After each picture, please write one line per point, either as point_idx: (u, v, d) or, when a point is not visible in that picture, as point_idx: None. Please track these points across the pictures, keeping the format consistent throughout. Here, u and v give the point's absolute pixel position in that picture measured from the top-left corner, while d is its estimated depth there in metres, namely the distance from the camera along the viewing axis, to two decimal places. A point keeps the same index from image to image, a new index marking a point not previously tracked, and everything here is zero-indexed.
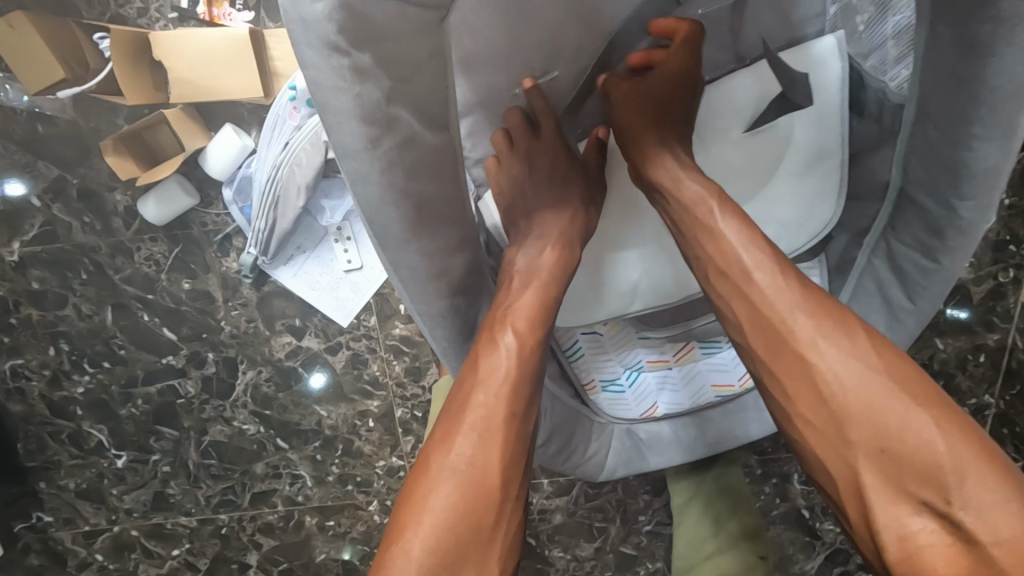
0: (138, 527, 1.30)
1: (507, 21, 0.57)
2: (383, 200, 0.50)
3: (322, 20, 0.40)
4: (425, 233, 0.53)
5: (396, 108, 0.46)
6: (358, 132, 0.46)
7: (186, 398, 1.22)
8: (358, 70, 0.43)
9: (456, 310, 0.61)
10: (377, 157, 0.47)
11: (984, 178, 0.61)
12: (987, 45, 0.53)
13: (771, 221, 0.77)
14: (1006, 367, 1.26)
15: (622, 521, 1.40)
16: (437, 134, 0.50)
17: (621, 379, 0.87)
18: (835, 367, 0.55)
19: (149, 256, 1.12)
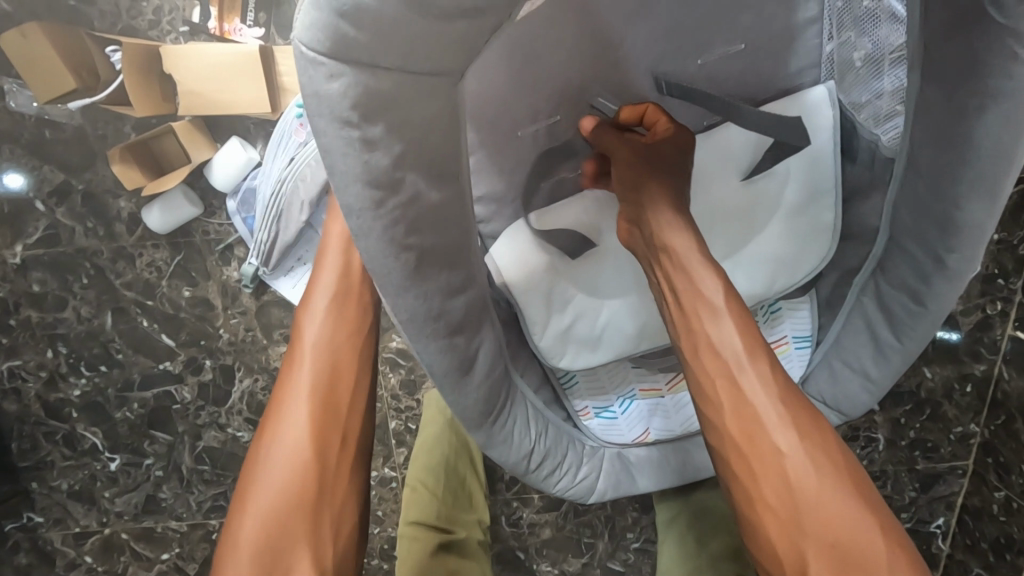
0: (128, 530, 1.31)
1: (512, 66, 0.67)
2: (380, 252, 0.51)
3: (336, 97, 0.44)
4: (424, 279, 0.54)
5: (403, 171, 0.48)
6: (363, 195, 0.48)
7: (182, 403, 1.23)
8: (368, 142, 0.46)
9: (454, 349, 0.60)
10: (380, 219, 0.49)
11: (971, 233, 0.65)
12: (975, 114, 0.59)
13: (766, 259, 0.78)
14: (991, 397, 1.28)
15: (610, 537, 1.41)
16: (453, 177, 0.52)
17: (613, 406, 0.89)
18: (803, 467, 0.60)
19: (150, 263, 1.13)
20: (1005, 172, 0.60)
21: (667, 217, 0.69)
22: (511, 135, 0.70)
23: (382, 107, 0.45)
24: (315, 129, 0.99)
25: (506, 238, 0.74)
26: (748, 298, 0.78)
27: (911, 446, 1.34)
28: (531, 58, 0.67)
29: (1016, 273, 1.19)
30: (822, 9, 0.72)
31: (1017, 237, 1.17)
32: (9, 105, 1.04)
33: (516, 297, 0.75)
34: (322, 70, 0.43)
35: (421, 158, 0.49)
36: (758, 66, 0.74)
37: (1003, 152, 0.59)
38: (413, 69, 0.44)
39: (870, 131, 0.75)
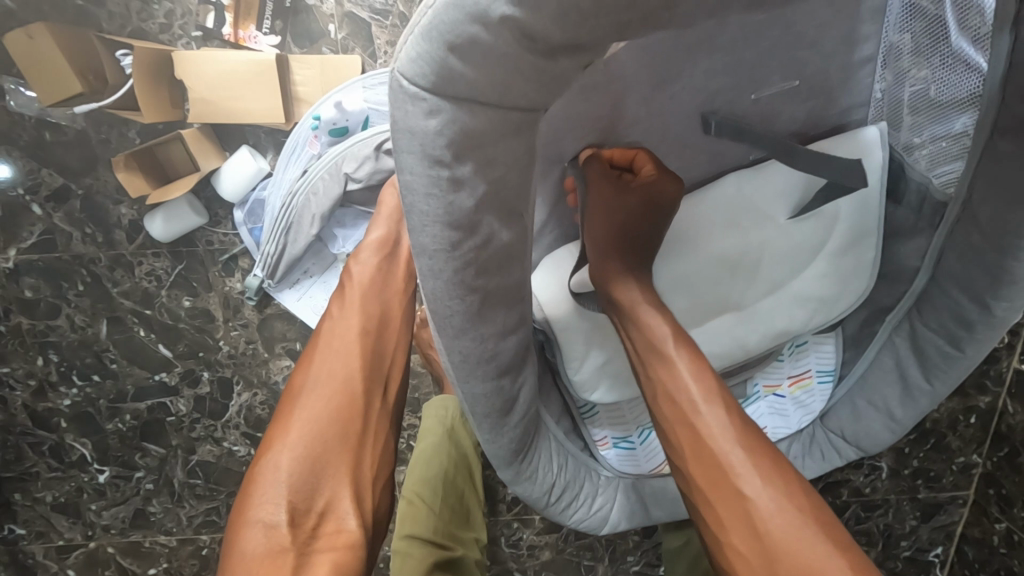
0: (114, 544, 1.27)
1: (583, 108, 0.62)
2: (446, 293, 0.48)
3: (433, 134, 0.41)
4: (483, 321, 0.51)
5: (481, 213, 0.46)
6: (440, 236, 0.45)
7: (177, 416, 1.20)
8: (455, 181, 0.43)
9: (500, 391, 0.57)
10: (449, 261, 0.46)
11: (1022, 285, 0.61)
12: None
13: (807, 298, 0.78)
14: (995, 429, 1.29)
15: (610, 560, 1.39)
16: (510, 225, 0.49)
17: (632, 436, 0.86)
18: (767, 505, 0.56)
19: (150, 272, 1.09)
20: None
21: (631, 287, 0.66)
22: (557, 163, 0.65)
23: (471, 145, 0.43)
24: (335, 141, 0.96)
25: (548, 268, 0.72)
26: (786, 333, 0.78)
27: (914, 475, 1.34)
28: (606, 97, 0.62)
29: None
30: (880, 46, 0.69)
31: None
32: (9, 105, 0.99)
33: (556, 335, 0.73)
34: (421, 105, 0.41)
35: (493, 202, 0.47)
36: (802, 102, 0.72)
37: None
38: (501, 104, 0.42)
39: (921, 173, 0.72)
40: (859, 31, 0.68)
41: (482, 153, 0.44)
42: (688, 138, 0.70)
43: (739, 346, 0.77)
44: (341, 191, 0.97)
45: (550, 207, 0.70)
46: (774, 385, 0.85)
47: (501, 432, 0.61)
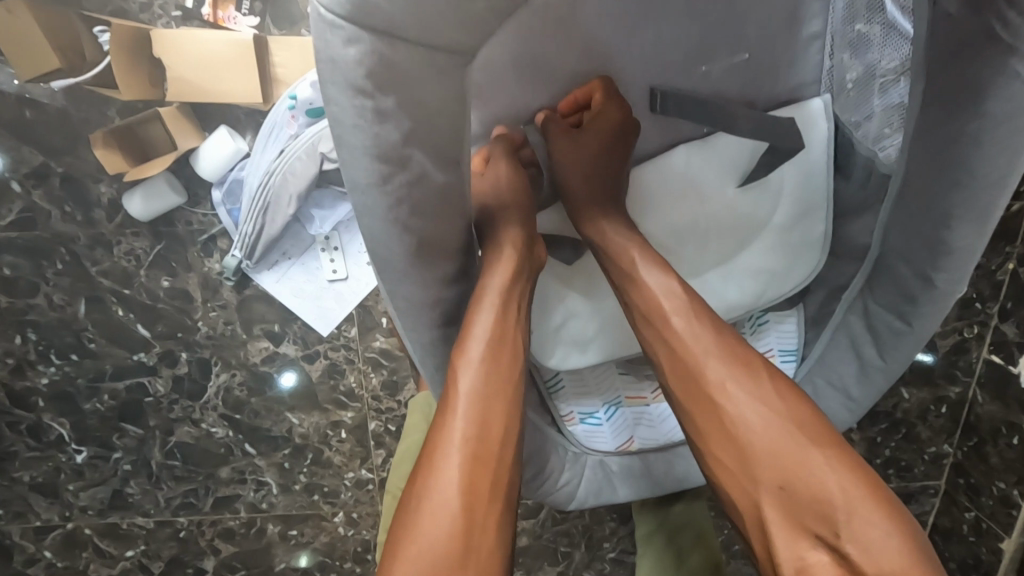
0: (92, 525, 1.29)
1: (520, 72, 0.69)
2: (387, 232, 0.53)
3: (353, 63, 0.45)
4: (424, 267, 0.56)
5: (410, 148, 0.49)
6: (370, 169, 0.50)
7: (156, 396, 1.20)
8: (380, 111, 0.47)
9: (447, 341, 0.62)
10: (385, 195, 0.51)
11: (960, 256, 0.64)
12: (972, 138, 0.58)
13: (759, 268, 0.80)
14: (965, 419, 1.31)
15: (587, 546, 1.41)
16: (450, 174, 0.52)
17: (599, 412, 0.88)
18: (754, 419, 0.60)
19: (129, 251, 1.10)
20: (999, 197, 0.60)
21: (601, 222, 0.74)
22: (514, 126, 0.74)
23: (392, 79, 0.46)
24: (312, 122, 0.97)
25: None
26: (738, 303, 0.80)
27: (886, 464, 1.37)
28: (542, 60, 0.69)
29: (993, 298, 1.21)
30: (826, 24, 0.74)
31: (996, 263, 1.19)
32: None
33: None
34: (340, 34, 0.45)
35: (427, 140, 0.50)
36: (755, 81, 0.75)
37: (1000, 178, 0.59)
38: (418, 42, 0.45)
39: (868, 148, 0.74)
40: (803, 11, 0.72)
41: (413, 92, 0.47)
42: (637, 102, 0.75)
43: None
44: (317, 171, 0.99)
45: None
46: None
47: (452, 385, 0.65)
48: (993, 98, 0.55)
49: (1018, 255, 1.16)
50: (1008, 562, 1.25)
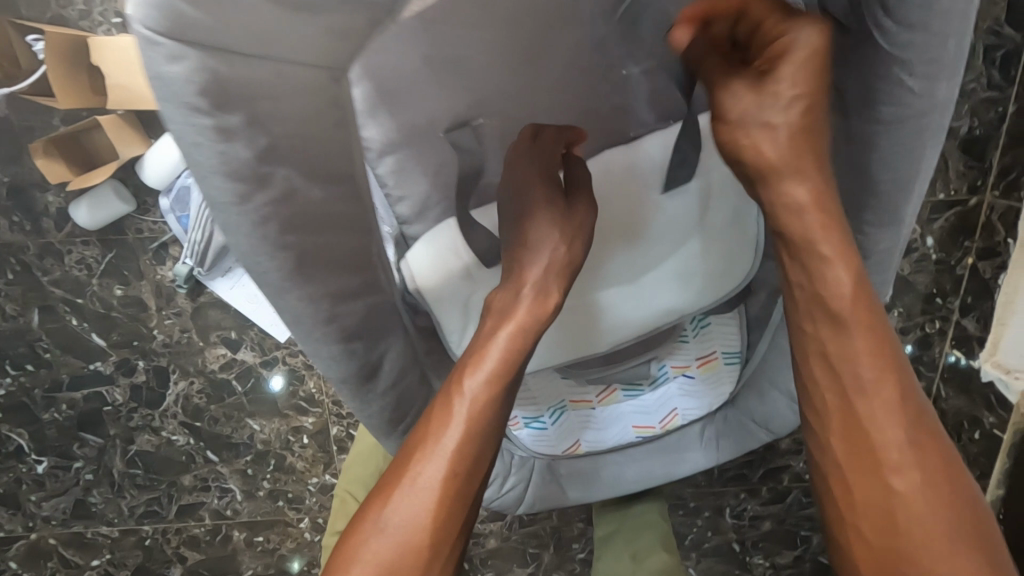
0: (56, 535, 1.28)
1: (431, 67, 0.58)
2: (255, 246, 0.43)
3: (181, 81, 0.36)
4: (307, 282, 0.45)
5: (273, 164, 0.40)
6: (224, 188, 0.40)
7: (114, 405, 1.20)
8: (224, 130, 0.38)
9: (352, 354, 0.52)
10: (247, 214, 0.41)
11: (881, 260, 0.62)
12: (869, 142, 0.54)
13: (693, 275, 0.74)
14: (931, 415, 1.29)
15: (556, 547, 1.40)
16: (327, 188, 0.45)
17: (543, 417, 0.85)
18: (905, 479, 0.53)
19: (80, 260, 1.09)
20: (905, 201, 0.57)
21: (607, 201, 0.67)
22: (433, 134, 0.61)
23: (244, 92, 0.38)
24: None
25: (426, 241, 0.64)
26: (671, 312, 0.75)
27: None
28: (458, 62, 0.58)
29: (953, 292, 1.21)
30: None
31: (955, 258, 1.19)
32: None
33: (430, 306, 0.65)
34: (160, 51, 0.35)
35: (295, 156, 0.41)
36: None
37: (907, 179, 0.56)
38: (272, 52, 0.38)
39: None
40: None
41: (265, 109, 0.39)
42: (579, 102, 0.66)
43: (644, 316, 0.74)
44: None
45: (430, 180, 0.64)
46: (683, 366, 0.86)
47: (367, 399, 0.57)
48: (885, 103, 0.52)
49: (977, 250, 1.17)
50: None
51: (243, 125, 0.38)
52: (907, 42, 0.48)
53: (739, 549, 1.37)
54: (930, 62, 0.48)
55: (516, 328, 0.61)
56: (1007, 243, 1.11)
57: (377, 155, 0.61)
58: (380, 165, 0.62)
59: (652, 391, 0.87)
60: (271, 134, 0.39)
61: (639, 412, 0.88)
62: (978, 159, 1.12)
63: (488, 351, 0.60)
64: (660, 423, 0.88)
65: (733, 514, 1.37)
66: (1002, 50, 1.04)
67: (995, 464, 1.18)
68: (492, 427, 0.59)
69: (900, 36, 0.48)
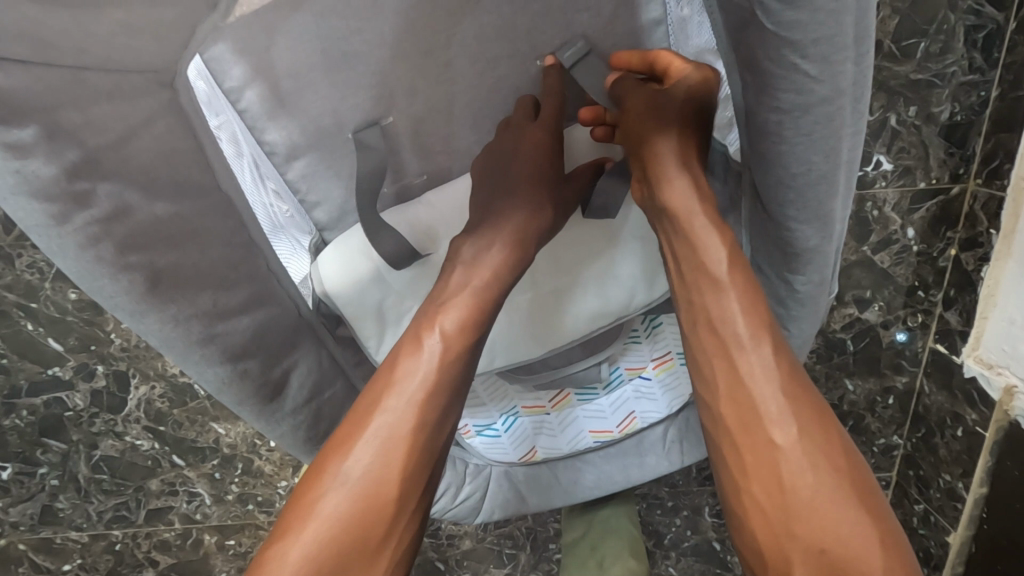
0: (25, 541, 1.27)
1: (327, 65, 0.61)
2: (93, 271, 0.40)
3: None
4: (166, 304, 0.43)
5: (92, 180, 0.38)
6: (32, 210, 0.36)
7: (74, 411, 1.18)
8: (13, 147, 0.34)
9: (245, 377, 0.51)
10: (68, 235, 0.38)
11: (813, 258, 0.57)
12: (775, 134, 0.47)
13: (622, 278, 0.73)
14: (914, 410, 1.27)
15: (533, 548, 1.38)
16: (171, 202, 0.44)
17: (496, 423, 0.85)
18: (786, 431, 0.51)
19: (31, 263, 1.06)
20: (829, 196, 0.51)
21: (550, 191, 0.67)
22: (338, 131, 0.64)
23: (39, 103, 0.35)
24: None
25: (337, 246, 0.64)
26: (604, 315, 0.74)
27: None
28: (351, 56, 0.61)
29: (936, 285, 1.17)
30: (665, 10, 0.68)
31: (937, 249, 1.15)
32: None
33: (345, 313, 0.64)
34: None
35: (123, 170, 0.40)
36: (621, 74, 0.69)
37: (826, 174, 0.49)
38: (66, 64, 0.37)
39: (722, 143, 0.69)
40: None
41: (63, 121, 0.37)
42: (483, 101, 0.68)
43: (595, 313, 0.74)
44: None
45: (348, 180, 0.66)
46: (638, 368, 0.84)
47: (275, 417, 0.56)
48: (783, 90, 0.45)
49: (960, 241, 1.12)
50: (955, 556, 1.23)
51: (38, 139, 0.35)
52: (795, 22, 0.41)
53: (719, 548, 1.36)
54: (826, 42, 0.42)
55: (489, 276, 0.61)
56: (990, 234, 1.06)
57: (285, 158, 0.64)
58: (290, 169, 0.64)
59: (607, 395, 0.86)
60: (82, 146, 0.38)
61: (595, 416, 0.87)
62: (959, 146, 1.07)
63: (460, 292, 0.60)
64: (617, 426, 0.86)
65: (712, 513, 1.34)
66: (984, 31, 0.99)
67: (978, 462, 1.14)
68: (459, 381, 0.57)
69: (784, 14, 0.41)
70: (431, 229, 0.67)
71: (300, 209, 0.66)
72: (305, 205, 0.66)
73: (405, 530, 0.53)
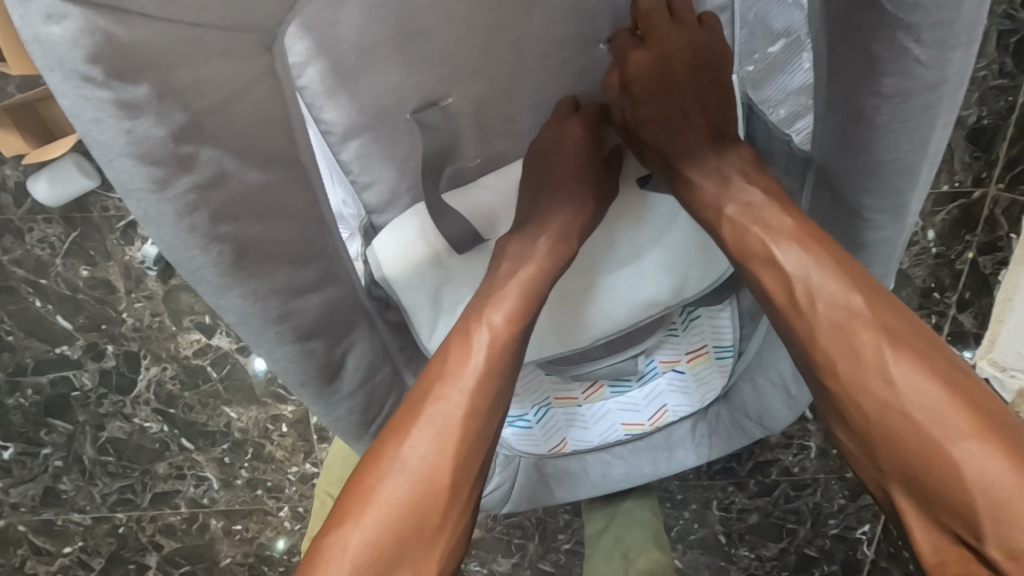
0: (26, 522, 1.22)
1: (397, 45, 0.58)
2: (183, 241, 0.41)
3: (66, 46, 0.33)
4: (252, 275, 0.45)
5: (196, 144, 0.39)
6: (137, 173, 0.38)
7: (82, 391, 1.16)
8: (125, 104, 0.36)
9: (310, 355, 0.51)
10: (167, 202, 0.40)
11: (879, 248, 0.59)
12: (872, 123, 0.50)
13: (671, 270, 0.72)
14: None
15: (542, 538, 1.38)
16: (264, 171, 0.44)
17: (529, 414, 0.83)
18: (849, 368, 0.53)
19: (42, 238, 1.08)
20: (914, 196, 0.55)
21: (576, 197, 0.68)
22: (399, 112, 0.62)
23: (148, 63, 0.36)
24: None
25: (394, 229, 0.65)
26: (654, 306, 0.73)
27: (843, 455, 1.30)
28: (419, 36, 0.59)
29: (952, 287, 1.16)
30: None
31: (955, 252, 1.14)
32: None
33: (400, 298, 0.65)
34: (33, 8, 0.32)
35: (219, 134, 0.40)
36: None
37: (910, 165, 0.52)
38: (176, 20, 0.36)
39: (785, 134, 0.67)
40: None
41: (172, 80, 0.37)
42: (549, 84, 0.68)
43: (643, 305, 0.73)
44: None
45: (398, 164, 0.65)
46: (672, 361, 0.84)
47: (330, 400, 0.56)
48: (886, 77, 0.48)
49: (979, 244, 1.12)
50: None
51: (151, 97, 0.36)
52: (925, 7, 0.44)
53: (725, 541, 1.32)
54: (942, 27, 0.45)
55: (536, 268, 0.64)
56: (1010, 238, 1.09)
57: (341, 139, 0.62)
58: (345, 149, 0.63)
59: (640, 386, 0.86)
60: (185, 108, 0.38)
61: (627, 409, 0.87)
62: (984, 150, 1.07)
63: (509, 287, 0.62)
64: (648, 419, 0.87)
65: (720, 507, 1.33)
66: (1018, 37, 0.99)
67: None
68: (511, 368, 0.59)
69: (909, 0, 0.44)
70: (492, 215, 0.69)
71: (352, 194, 0.67)
72: (356, 185, 0.65)
73: (463, 513, 0.54)
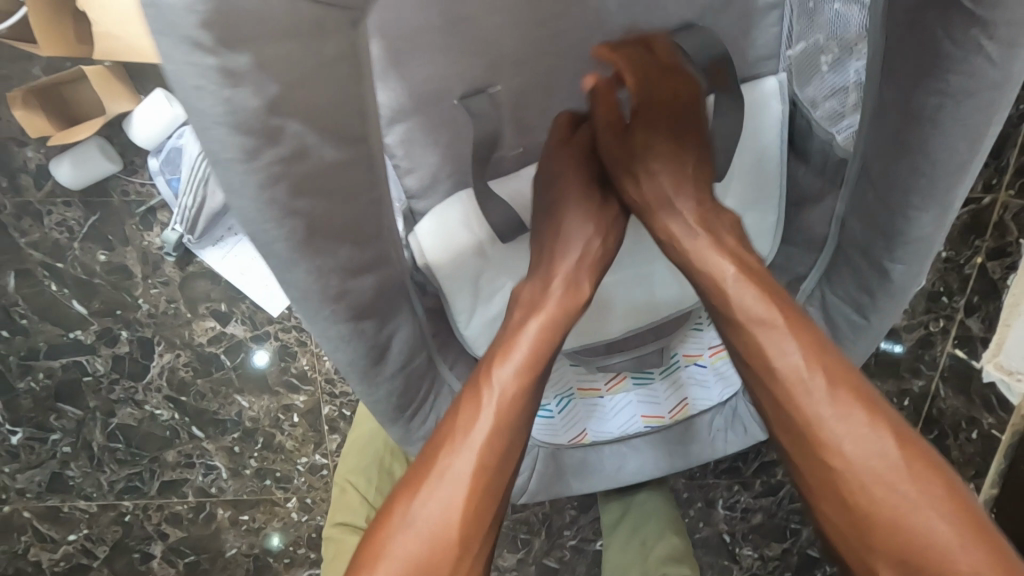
0: (31, 508, 1.20)
1: (447, 28, 0.60)
2: (263, 214, 0.42)
3: (180, 10, 0.34)
4: (317, 253, 0.45)
5: (283, 117, 0.40)
6: (230, 142, 0.39)
7: (95, 375, 1.15)
8: (229, 72, 0.37)
9: (360, 335, 0.52)
10: (252, 173, 0.40)
11: (917, 245, 0.61)
12: (932, 118, 0.54)
13: None
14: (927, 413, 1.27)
15: (547, 534, 1.38)
16: (341, 150, 0.44)
17: (551, 404, 0.83)
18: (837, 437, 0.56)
19: (60, 221, 1.10)
20: (956, 187, 0.57)
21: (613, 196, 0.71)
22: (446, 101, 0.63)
23: (251, 31, 0.37)
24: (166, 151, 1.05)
25: (438, 214, 0.65)
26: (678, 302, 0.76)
27: None
28: (470, 24, 0.61)
29: (959, 292, 1.19)
30: None
31: (964, 257, 1.16)
32: None
33: (443, 283, 0.66)
34: None
35: (305, 109, 0.40)
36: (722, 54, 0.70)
37: (963, 164, 0.56)
38: None
39: (827, 131, 0.69)
40: None
41: (270, 52, 0.38)
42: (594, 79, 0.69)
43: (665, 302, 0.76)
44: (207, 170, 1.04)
45: (443, 151, 0.65)
46: (694, 356, 0.86)
47: (373, 380, 0.57)
48: None
49: (987, 250, 1.14)
50: None
51: (251, 66, 0.37)
52: None
53: (728, 540, 1.33)
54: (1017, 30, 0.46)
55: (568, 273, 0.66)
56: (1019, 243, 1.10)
57: (387, 122, 0.62)
58: (390, 133, 0.63)
59: (662, 379, 0.87)
60: (280, 80, 0.38)
61: (647, 402, 0.87)
62: (996, 158, 1.10)
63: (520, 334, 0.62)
64: (669, 413, 0.87)
65: (725, 506, 1.33)
66: None
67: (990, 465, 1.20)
68: (519, 419, 0.60)
69: None
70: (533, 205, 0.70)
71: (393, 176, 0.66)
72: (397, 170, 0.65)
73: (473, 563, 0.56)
